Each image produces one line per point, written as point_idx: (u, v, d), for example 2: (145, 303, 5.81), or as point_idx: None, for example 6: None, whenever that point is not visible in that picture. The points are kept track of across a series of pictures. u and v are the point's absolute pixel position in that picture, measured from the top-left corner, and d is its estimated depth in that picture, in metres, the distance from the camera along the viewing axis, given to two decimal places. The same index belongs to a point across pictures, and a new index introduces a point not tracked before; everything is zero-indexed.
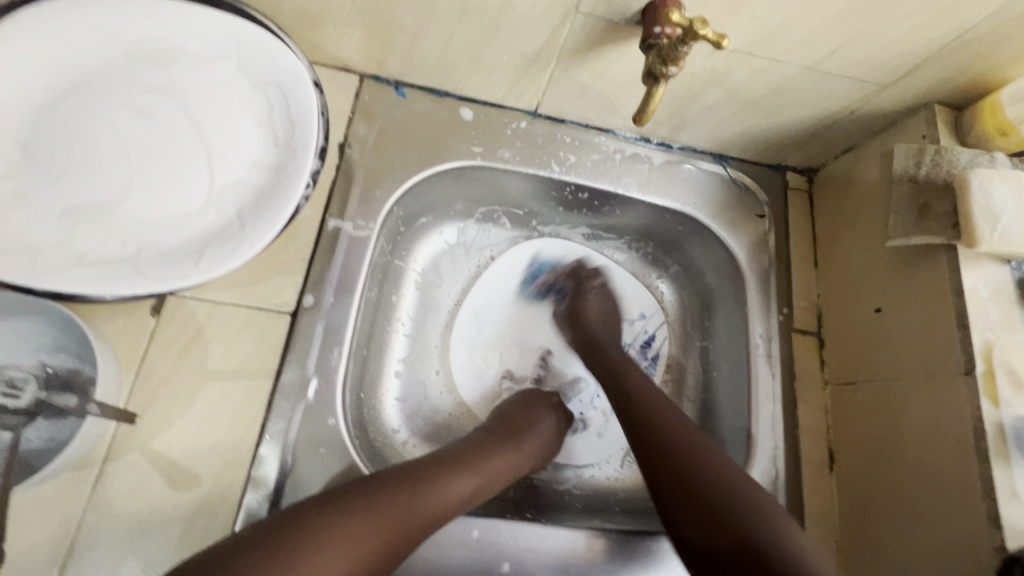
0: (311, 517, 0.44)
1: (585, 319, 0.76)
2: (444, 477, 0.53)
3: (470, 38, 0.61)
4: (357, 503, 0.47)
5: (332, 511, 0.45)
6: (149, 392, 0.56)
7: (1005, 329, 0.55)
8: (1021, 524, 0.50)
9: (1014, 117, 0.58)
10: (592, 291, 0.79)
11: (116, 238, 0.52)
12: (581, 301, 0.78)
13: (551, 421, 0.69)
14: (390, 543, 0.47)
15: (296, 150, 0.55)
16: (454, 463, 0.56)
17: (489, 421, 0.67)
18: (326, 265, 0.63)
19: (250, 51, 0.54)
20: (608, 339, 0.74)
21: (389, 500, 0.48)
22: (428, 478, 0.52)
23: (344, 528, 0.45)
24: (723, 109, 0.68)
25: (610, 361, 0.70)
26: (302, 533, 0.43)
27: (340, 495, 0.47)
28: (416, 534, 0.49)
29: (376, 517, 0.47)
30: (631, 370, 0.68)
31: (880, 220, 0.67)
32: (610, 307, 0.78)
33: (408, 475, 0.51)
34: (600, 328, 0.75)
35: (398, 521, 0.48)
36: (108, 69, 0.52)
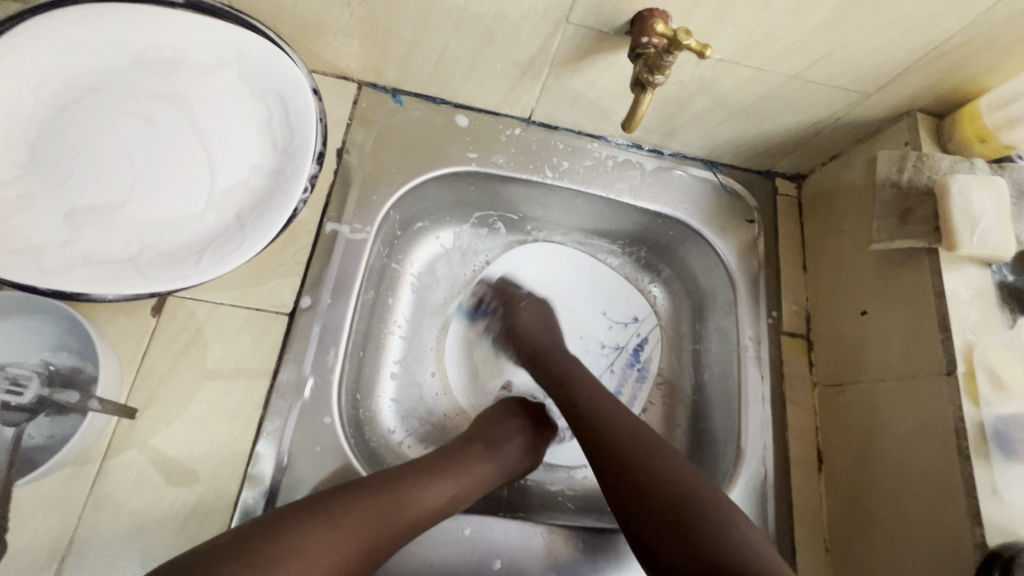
0: (295, 522, 0.45)
1: (524, 332, 0.76)
2: (424, 483, 0.54)
3: (465, 47, 0.63)
4: (338, 509, 0.48)
5: (316, 517, 0.46)
6: (149, 389, 0.57)
7: (986, 330, 0.57)
8: (1001, 521, 0.51)
9: (993, 124, 0.60)
10: (522, 304, 0.79)
11: (120, 240, 0.53)
12: (515, 315, 0.78)
13: (532, 435, 0.70)
14: (363, 553, 0.48)
15: (294, 155, 0.57)
16: (432, 469, 0.57)
17: (472, 428, 0.68)
18: (323, 267, 0.65)
19: (251, 60, 0.56)
20: (553, 347, 0.74)
21: (363, 510, 0.49)
22: (408, 485, 0.53)
23: (320, 538, 0.45)
24: (712, 116, 0.70)
25: (554, 370, 0.70)
26: (288, 538, 0.44)
27: (324, 501, 0.48)
28: (388, 543, 0.50)
29: (351, 525, 0.47)
30: (579, 377, 0.68)
31: (865, 224, 0.69)
32: (548, 319, 0.79)
33: (389, 481, 0.52)
34: (541, 337, 0.75)
35: (372, 529, 0.49)
36: (113, 77, 0.54)
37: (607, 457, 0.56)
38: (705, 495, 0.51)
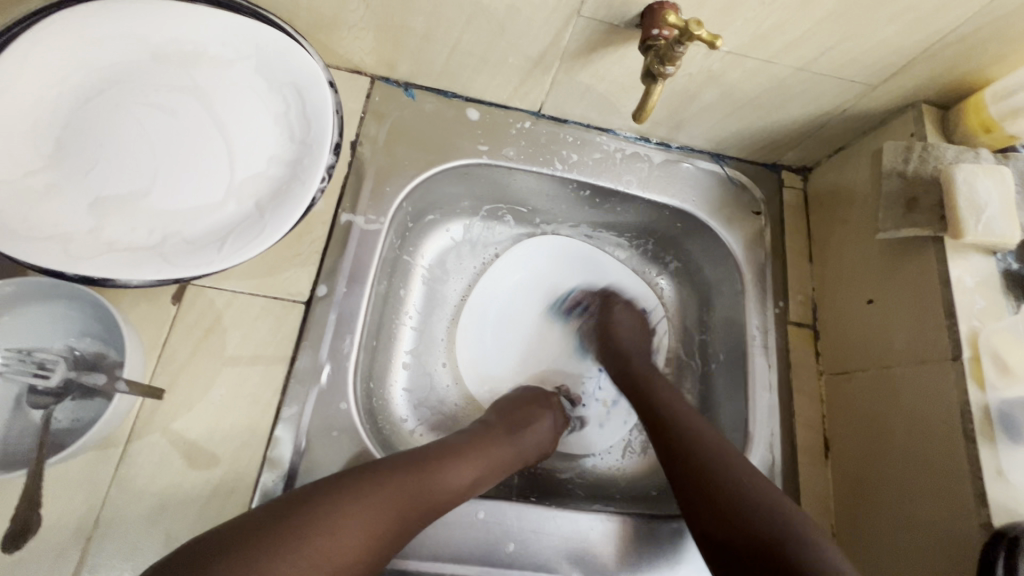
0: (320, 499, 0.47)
1: (614, 333, 0.79)
2: (446, 464, 0.56)
3: (477, 41, 0.64)
4: (365, 489, 0.49)
5: (342, 494, 0.48)
6: (171, 375, 0.58)
7: (991, 317, 0.58)
8: (1006, 502, 0.52)
9: (997, 115, 0.61)
10: (619, 308, 0.82)
11: (143, 228, 0.55)
12: (611, 314, 0.81)
13: (554, 421, 0.72)
14: (390, 531, 0.49)
15: (312, 146, 0.58)
16: (455, 451, 0.58)
17: (491, 414, 0.69)
18: (338, 257, 0.66)
19: (269, 54, 0.58)
20: (636, 353, 0.76)
21: (388, 489, 0.50)
22: (430, 466, 0.54)
23: (348, 514, 0.46)
24: (720, 108, 0.71)
25: (638, 371, 0.73)
26: (314, 517, 0.45)
27: (350, 479, 0.49)
28: (414, 522, 0.51)
29: (378, 504, 0.48)
30: (656, 379, 0.71)
31: (871, 214, 0.70)
32: (638, 323, 0.81)
33: (411, 461, 0.54)
34: (626, 342, 0.78)
35: (399, 508, 0.50)
36: (135, 70, 0.56)
37: (673, 451, 0.59)
38: (775, 510, 0.51)
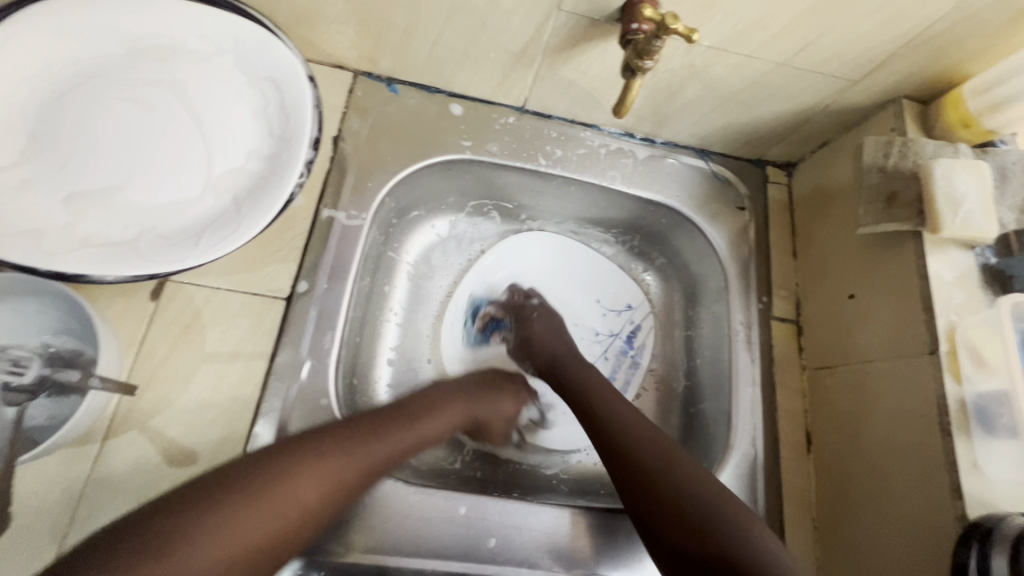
0: (271, 464, 0.47)
1: (539, 345, 0.75)
2: (398, 433, 0.57)
3: (459, 35, 0.64)
4: (303, 456, 0.49)
5: (293, 461, 0.48)
6: (149, 371, 0.58)
7: (968, 310, 0.58)
8: (981, 494, 0.52)
9: (975, 110, 0.61)
10: (535, 314, 0.79)
11: (119, 223, 0.54)
12: (528, 329, 0.77)
13: (517, 404, 0.73)
14: (332, 493, 0.49)
15: (290, 141, 0.58)
16: (408, 419, 0.59)
17: (453, 381, 0.70)
18: (320, 253, 0.66)
19: (247, 48, 0.57)
20: (565, 355, 0.73)
21: (339, 456, 0.51)
22: (379, 432, 0.55)
23: (296, 479, 0.47)
24: (702, 104, 0.71)
25: (571, 379, 0.69)
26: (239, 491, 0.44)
27: (299, 445, 0.50)
28: (360, 486, 0.52)
29: (328, 470, 0.49)
30: (591, 381, 0.68)
31: (852, 209, 0.70)
32: (558, 323, 0.78)
33: (362, 428, 0.54)
34: (551, 347, 0.74)
35: (341, 471, 0.50)
36: (111, 64, 0.55)
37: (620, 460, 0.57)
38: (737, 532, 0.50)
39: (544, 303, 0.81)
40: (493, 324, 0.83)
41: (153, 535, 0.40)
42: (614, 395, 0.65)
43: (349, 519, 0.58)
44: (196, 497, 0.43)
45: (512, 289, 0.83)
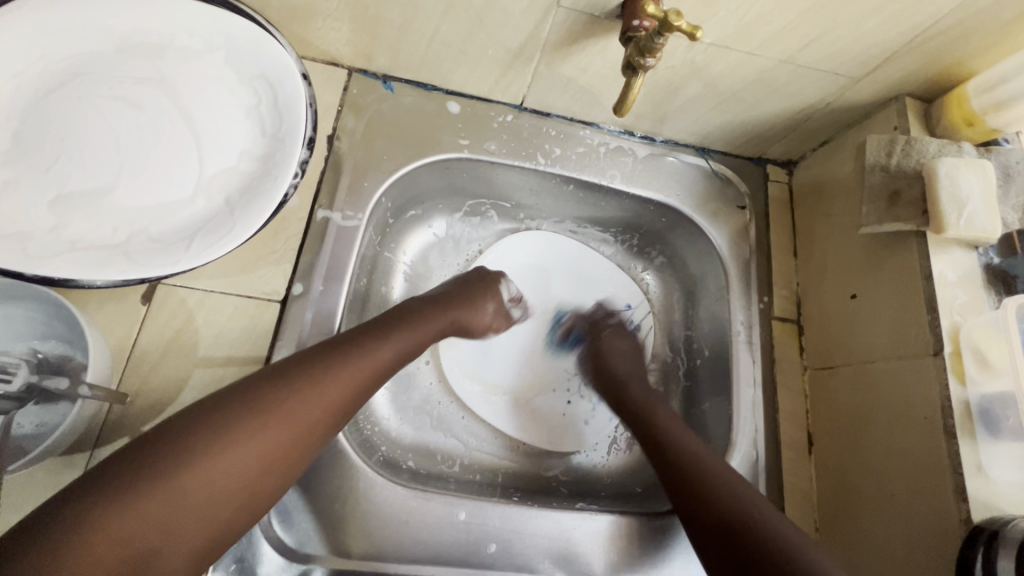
0: (249, 397, 0.46)
1: (608, 360, 0.76)
2: (374, 349, 0.55)
3: (455, 32, 0.62)
4: (303, 365, 0.50)
5: (267, 388, 0.47)
6: (140, 377, 0.57)
7: (972, 311, 0.58)
8: (985, 497, 0.52)
9: (979, 108, 0.60)
10: (610, 331, 0.80)
11: (108, 226, 0.53)
12: (601, 342, 0.78)
13: (495, 307, 0.73)
14: (337, 397, 0.50)
15: (284, 140, 0.56)
16: (384, 336, 0.57)
17: (425, 295, 0.68)
18: (315, 254, 0.64)
19: (239, 45, 0.56)
20: (633, 378, 0.73)
21: (317, 382, 0.49)
22: (355, 350, 0.53)
23: (274, 407, 0.46)
24: (703, 101, 0.70)
25: (631, 398, 0.70)
26: (245, 400, 0.45)
27: (300, 360, 0.50)
28: (345, 403, 0.51)
29: (304, 399, 0.48)
30: (658, 409, 0.67)
31: (854, 208, 0.69)
32: (630, 346, 0.79)
33: (341, 349, 0.52)
34: (618, 366, 0.75)
35: (340, 377, 0.50)
36: (100, 61, 0.54)
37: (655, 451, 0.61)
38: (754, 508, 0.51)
39: (620, 324, 0.81)
40: (570, 337, 0.83)
41: (173, 440, 0.42)
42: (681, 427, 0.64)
43: (348, 525, 0.57)
44: (176, 428, 0.43)
45: (599, 305, 0.84)
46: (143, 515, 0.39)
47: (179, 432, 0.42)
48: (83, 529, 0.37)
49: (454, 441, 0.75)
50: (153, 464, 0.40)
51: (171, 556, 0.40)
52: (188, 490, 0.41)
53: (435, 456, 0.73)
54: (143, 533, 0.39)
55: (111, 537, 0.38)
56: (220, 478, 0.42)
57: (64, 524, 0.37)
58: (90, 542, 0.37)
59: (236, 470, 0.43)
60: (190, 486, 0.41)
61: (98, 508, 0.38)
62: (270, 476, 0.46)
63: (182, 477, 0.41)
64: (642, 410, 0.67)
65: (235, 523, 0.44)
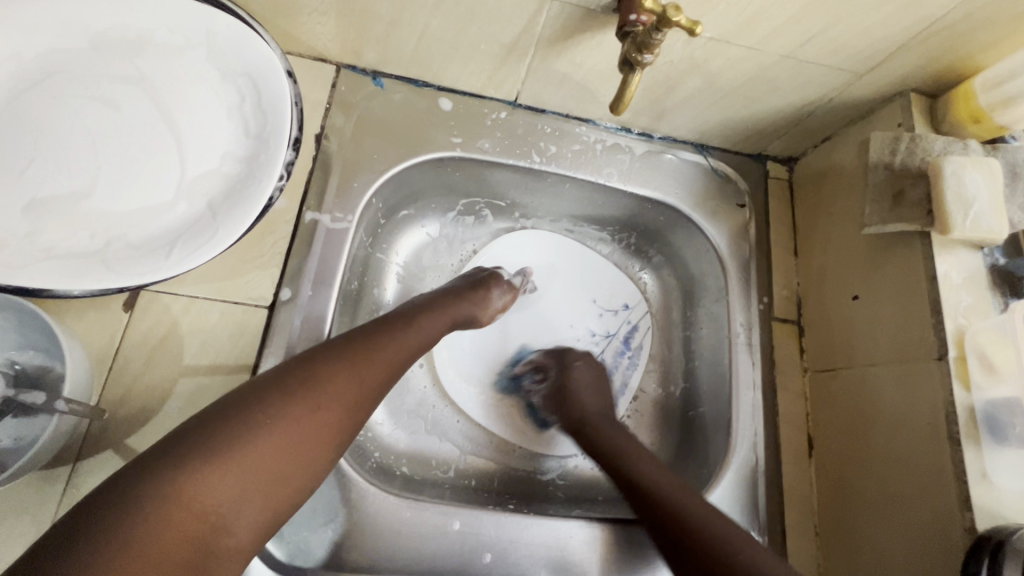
0: (306, 372, 0.48)
1: (576, 397, 0.71)
2: (412, 333, 0.57)
3: (446, 26, 0.60)
4: (325, 360, 0.49)
5: (321, 366, 0.49)
6: (124, 387, 0.55)
7: (977, 313, 0.56)
8: (990, 505, 0.51)
9: (986, 105, 0.59)
10: (579, 363, 0.75)
11: (85, 232, 0.51)
12: (568, 376, 0.73)
13: (503, 295, 0.72)
14: (360, 390, 0.50)
15: (269, 141, 0.54)
16: (420, 321, 0.59)
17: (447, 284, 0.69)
18: (303, 258, 0.63)
19: (220, 41, 0.53)
20: (599, 418, 0.69)
21: (366, 360, 0.51)
22: (395, 332, 0.56)
23: (330, 384, 0.48)
24: (703, 98, 0.68)
25: (602, 442, 0.65)
26: (272, 397, 0.45)
27: (319, 354, 0.50)
28: (388, 381, 0.53)
29: (354, 376, 0.50)
30: (624, 450, 0.63)
31: (857, 207, 0.67)
32: (599, 378, 0.74)
33: (386, 329, 0.55)
34: (592, 404, 0.71)
35: (360, 369, 0.50)
36: (75, 59, 0.51)
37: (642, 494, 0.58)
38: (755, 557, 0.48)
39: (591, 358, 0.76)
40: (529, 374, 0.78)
41: (199, 439, 0.41)
42: (649, 455, 0.63)
43: (339, 536, 0.56)
44: (235, 406, 0.44)
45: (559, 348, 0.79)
46: (215, 488, 0.40)
47: (241, 408, 0.43)
48: (153, 503, 0.38)
49: (448, 446, 0.74)
50: (219, 439, 0.41)
51: (238, 530, 0.41)
52: (255, 464, 0.42)
53: (430, 461, 0.72)
54: (214, 506, 0.40)
55: (184, 509, 0.38)
56: (282, 452, 0.44)
57: (132, 499, 0.37)
58: (163, 514, 0.38)
59: (297, 445, 0.44)
60: (255, 460, 0.42)
61: (165, 483, 0.39)
62: (329, 450, 0.47)
63: (212, 477, 0.40)
64: (610, 451, 0.64)
65: (296, 499, 0.45)
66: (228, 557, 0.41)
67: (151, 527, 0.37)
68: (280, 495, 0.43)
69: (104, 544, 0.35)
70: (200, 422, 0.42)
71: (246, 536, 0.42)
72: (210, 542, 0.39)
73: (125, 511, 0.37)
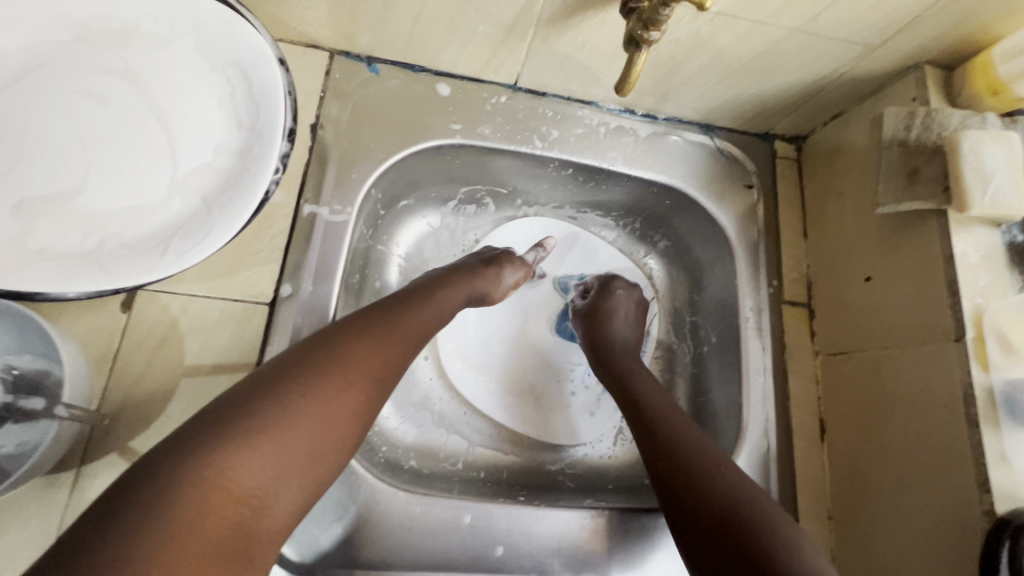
0: (326, 351, 0.47)
1: (609, 318, 0.72)
2: (429, 309, 0.56)
3: (442, 8, 0.58)
4: (344, 338, 0.48)
5: (339, 344, 0.48)
6: (124, 390, 0.54)
7: (995, 293, 0.55)
8: (1009, 487, 0.50)
9: (1005, 76, 0.57)
10: (619, 290, 0.75)
11: (77, 231, 0.49)
12: (606, 298, 0.74)
13: (515, 273, 0.69)
14: (382, 366, 0.49)
15: (262, 133, 0.52)
16: (436, 296, 0.58)
17: (458, 262, 0.68)
18: (303, 252, 0.61)
19: (209, 29, 0.51)
20: (622, 346, 0.70)
21: (388, 336, 0.50)
22: (413, 307, 0.55)
23: (354, 359, 0.47)
24: (710, 75, 0.66)
25: (616, 369, 0.66)
26: (293, 377, 0.44)
27: (336, 334, 0.49)
28: (411, 356, 0.52)
29: (377, 352, 0.49)
30: (633, 372, 0.65)
31: (870, 185, 0.66)
32: (637, 311, 0.75)
33: (401, 305, 0.54)
34: (618, 333, 0.71)
35: (379, 345, 0.49)
36: (60, 52, 0.50)
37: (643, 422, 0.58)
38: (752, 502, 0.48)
39: (631, 288, 0.77)
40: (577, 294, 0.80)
41: (225, 423, 0.40)
42: (664, 393, 0.62)
43: (349, 533, 0.56)
44: (259, 387, 0.43)
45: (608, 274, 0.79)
46: (248, 469, 0.39)
47: (265, 388, 0.43)
48: (186, 488, 0.37)
49: (455, 438, 0.73)
50: (248, 419, 0.41)
51: (274, 513, 0.41)
52: (285, 444, 0.41)
53: (439, 454, 0.72)
54: (248, 489, 0.39)
55: (218, 495, 0.38)
56: (310, 432, 0.43)
57: (166, 484, 0.37)
58: (197, 499, 0.37)
59: (328, 423, 0.44)
60: (285, 440, 0.41)
61: (194, 468, 0.38)
62: (357, 430, 0.46)
63: (243, 461, 0.39)
64: (622, 376, 0.65)
65: (329, 479, 0.44)
66: (265, 541, 0.40)
67: (187, 512, 0.36)
68: (312, 476, 0.43)
69: (136, 530, 0.35)
70: (224, 405, 0.42)
71: (282, 520, 0.41)
72: (250, 524, 0.39)
73: (160, 498, 0.36)
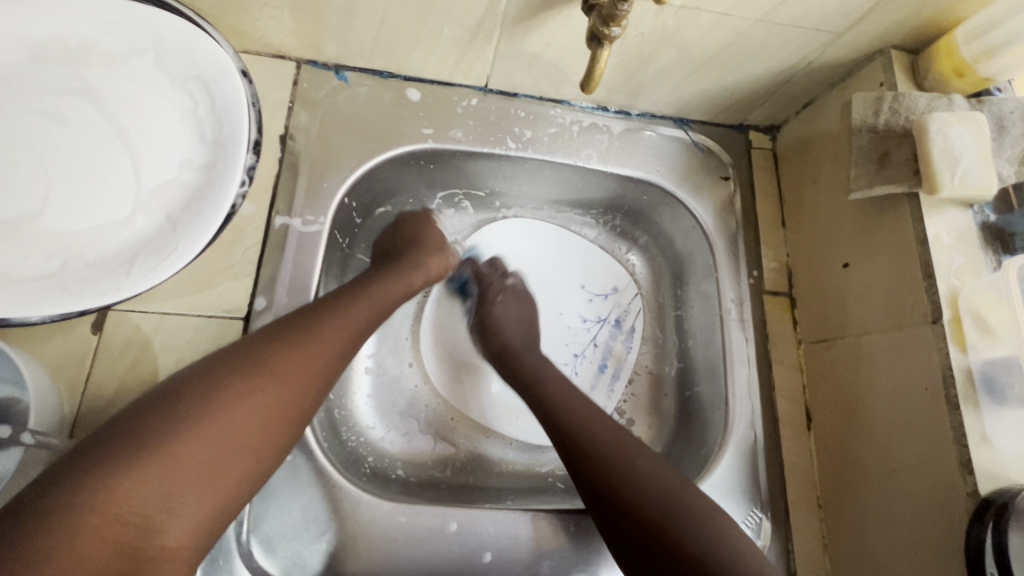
0: (241, 359, 0.45)
1: (496, 329, 0.70)
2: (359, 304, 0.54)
3: (406, 12, 0.58)
4: (264, 347, 0.46)
5: (257, 350, 0.46)
6: (98, 412, 0.53)
7: (970, 274, 0.55)
8: (991, 467, 0.50)
9: (968, 58, 0.57)
10: (500, 294, 0.73)
11: (38, 254, 0.48)
12: (488, 309, 0.72)
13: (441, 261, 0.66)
14: (303, 373, 0.47)
15: (226, 146, 0.52)
16: (369, 292, 0.56)
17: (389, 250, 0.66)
18: (277, 264, 0.61)
19: (168, 44, 0.51)
20: (520, 346, 0.69)
21: (308, 342, 0.48)
22: (344, 306, 0.53)
23: (273, 367, 0.45)
24: (678, 70, 0.66)
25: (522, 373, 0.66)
26: (203, 388, 0.42)
27: (261, 341, 0.47)
28: (340, 358, 0.50)
29: (294, 359, 0.46)
30: (544, 371, 0.65)
31: (843, 172, 0.66)
32: (523, 307, 0.73)
33: (331, 307, 0.52)
34: (511, 335, 0.70)
35: (302, 351, 0.47)
36: (16, 73, 0.49)
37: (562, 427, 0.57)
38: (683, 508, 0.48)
39: (516, 283, 0.75)
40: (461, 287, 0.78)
41: (122, 439, 0.38)
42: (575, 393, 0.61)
43: (334, 548, 0.55)
44: (167, 398, 0.41)
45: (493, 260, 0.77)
46: (133, 489, 0.37)
47: (172, 399, 0.41)
48: (74, 509, 0.35)
49: (441, 445, 0.72)
50: (148, 435, 0.39)
51: (176, 531, 0.39)
52: (187, 460, 0.39)
53: (426, 461, 0.71)
54: (143, 508, 0.37)
55: (107, 516, 0.36)
56: (217, 446, 0.41)
57: (52, 506, 0.35)
58: (85, 521, 0.35)
59: (232, 437, 0.42)
60: (186, 456, 0.39)
61: (82, 490, 0.36)
62: (274, 441, 0.45)
63: (137, 480, 0.37)
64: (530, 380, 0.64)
65: (242, 491, 0.43)
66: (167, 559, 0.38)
67: (69, 526, 0.35)
68: (218, 492, 0.41)
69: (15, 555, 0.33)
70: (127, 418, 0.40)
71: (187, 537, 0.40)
72: (141, 545, 0.37)
73: (45, 520, 0.35)
